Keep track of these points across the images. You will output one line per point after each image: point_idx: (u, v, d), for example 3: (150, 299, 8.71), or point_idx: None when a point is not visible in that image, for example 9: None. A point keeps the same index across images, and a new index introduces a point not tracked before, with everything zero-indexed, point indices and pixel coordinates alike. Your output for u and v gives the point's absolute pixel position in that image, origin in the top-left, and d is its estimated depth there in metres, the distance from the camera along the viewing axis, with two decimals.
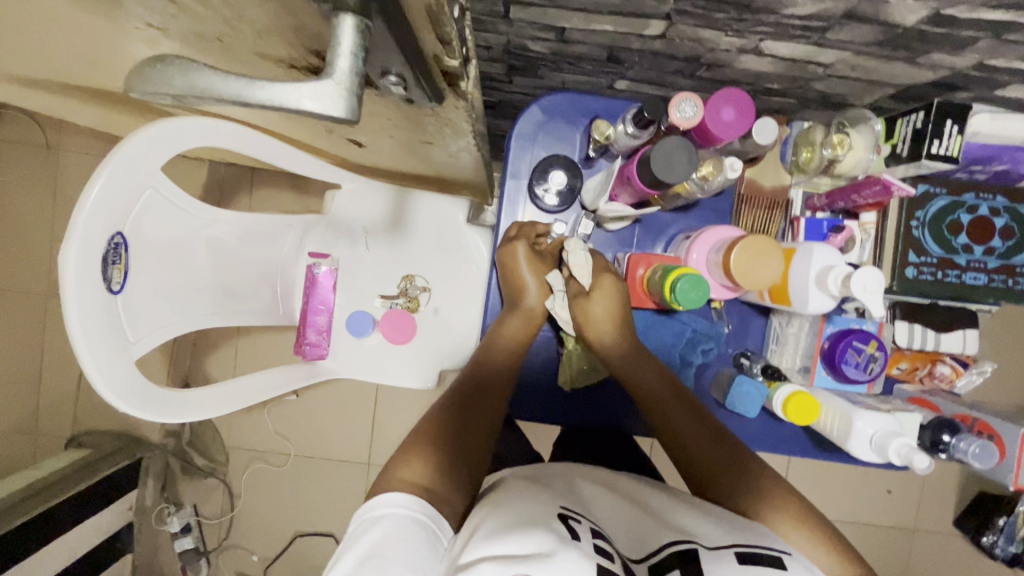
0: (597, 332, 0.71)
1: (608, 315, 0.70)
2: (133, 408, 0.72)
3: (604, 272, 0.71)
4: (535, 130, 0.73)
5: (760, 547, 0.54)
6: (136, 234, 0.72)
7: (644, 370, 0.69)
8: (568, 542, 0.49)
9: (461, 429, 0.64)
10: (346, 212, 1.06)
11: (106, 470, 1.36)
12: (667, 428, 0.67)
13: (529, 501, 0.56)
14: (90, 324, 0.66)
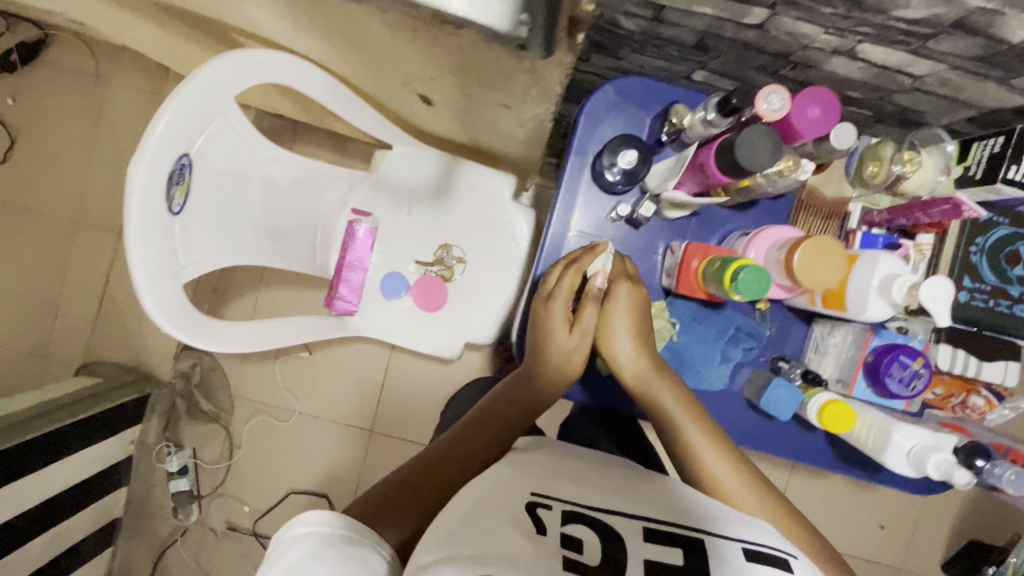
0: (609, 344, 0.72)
1: (620, 327, 0.71)
2: (176, 332, 0.72)
3: (621, 280, 0.71)
4: (606, 110, 0.74)
5: (766, 549, 0.57)
6: (200, 160, 0.73)
7: (654, 378, 0.71)
8: (533, 545, 0.53)
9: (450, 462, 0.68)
10: (392, 174, 1.06)
11: (115, 400, 1.36)
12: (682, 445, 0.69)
13: (497, 496, 0.59)
14: (147, 241, 0.67)
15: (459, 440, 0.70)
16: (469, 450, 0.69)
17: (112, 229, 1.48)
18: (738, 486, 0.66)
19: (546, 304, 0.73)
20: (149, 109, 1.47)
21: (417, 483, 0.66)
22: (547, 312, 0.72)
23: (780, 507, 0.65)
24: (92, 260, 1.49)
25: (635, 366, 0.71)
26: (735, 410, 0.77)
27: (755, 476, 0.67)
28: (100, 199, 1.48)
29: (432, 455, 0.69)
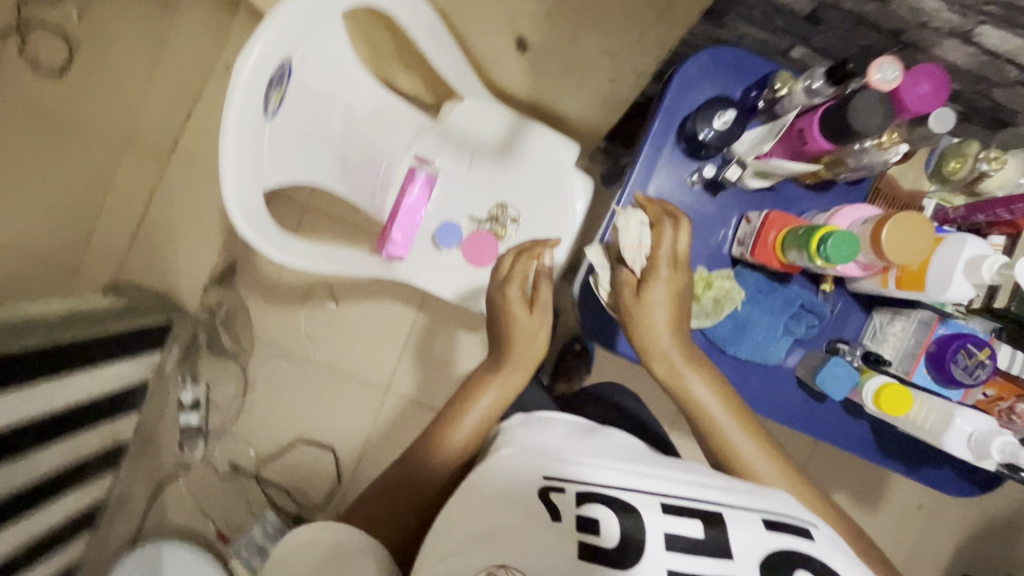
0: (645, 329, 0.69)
1: (659, 313, 0.68)
2: (252, 237, 0.73)
3: (659, 262, 0.68)
4: (700, 74, 0.75)
5: (789, 518, 0.56)
6: (296, 69, 0.73)
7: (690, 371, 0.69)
8: (546, 529, 0.50)
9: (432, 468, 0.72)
10: (460, 125, 1.07)
11: (143, 321, 1.38)
12: (717, 435, 0.68)
13: (511, 484, 0.55)
14: (241, 137, 0.67)
15: (437, 443, 0.73)
16: (451, 447, 0.73)
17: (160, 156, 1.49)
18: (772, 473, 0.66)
19: (505, 286, 0.85)
20: (213, 43, 1.49)
21: (406, 492, 0.70)
22: (507, 296, 0.84)
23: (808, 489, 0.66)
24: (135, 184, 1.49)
25: (667, 361, 0.69)
26: (786, 388, 0.78)
27: (785, 464, 0.67)
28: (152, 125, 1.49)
29: (413, 463, 0.72)
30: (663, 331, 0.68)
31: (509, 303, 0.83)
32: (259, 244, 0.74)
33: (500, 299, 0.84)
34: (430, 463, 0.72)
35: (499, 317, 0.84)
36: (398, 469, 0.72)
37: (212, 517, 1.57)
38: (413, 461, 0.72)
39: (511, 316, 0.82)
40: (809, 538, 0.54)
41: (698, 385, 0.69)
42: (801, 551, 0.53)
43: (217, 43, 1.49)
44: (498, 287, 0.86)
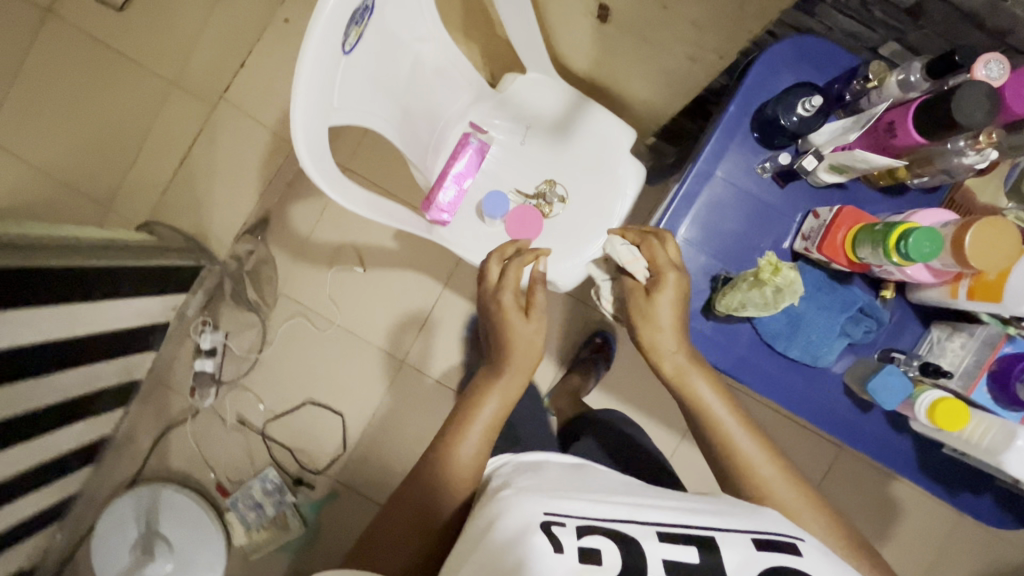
0: (653, 336, 0.70)
1: (665, 319, 0.69)
2: (313, 172, 0.72)
3: (666, 270, 0.70)
4: (782, 62, 0.73)
5: (776, 535, 0.55)
6: (377, 7, 0.72)
7: (695, 373, 0.70)
8: (551, 562, 0.49)
9: (448, 497, 0.70)
10: (518, 97, 1.06)
11: (175, 259, 1.37)
12: (728, 450, 0.67)
13: (505, 513, 0.54)
14: (317, 66, 0.66)
15: (448, 462, 0.71)
16: (463, 465, 0.71)
17: (208, 99, 1.48)
18: (789, 495, 0.63)
19: (500, 292, 0.82)
20: None
21: (426, 522, 0.68)
22: (501, 302, 0.82)
23: (834, 522, 0.62)
24: (180, 124, 1.49)
25: (676, 360, 0.69)
26: (830, 394, 0.76)
27: (808, 494, 0.63)
28: (203, 68, 1.48)
29: (427, 488, 0.70)
30: (671, 336, 0.69)
31: (504, 305, 0.81)
32: (320, 181, 0.73)
33: (495, 305, 0.82)
34: (447, 495, 0.70)
35: (495, 323, 0.82)
36: (413, 499, 0.69)
37: (213, 467, 1.56)
38: (427, 488, 0.70)
39: (506, 318, 0.81)
40: (798, 554, 0.52)
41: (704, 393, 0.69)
42: (788, 564, 0.51)
43: None
44: (491, 294, 0.84)
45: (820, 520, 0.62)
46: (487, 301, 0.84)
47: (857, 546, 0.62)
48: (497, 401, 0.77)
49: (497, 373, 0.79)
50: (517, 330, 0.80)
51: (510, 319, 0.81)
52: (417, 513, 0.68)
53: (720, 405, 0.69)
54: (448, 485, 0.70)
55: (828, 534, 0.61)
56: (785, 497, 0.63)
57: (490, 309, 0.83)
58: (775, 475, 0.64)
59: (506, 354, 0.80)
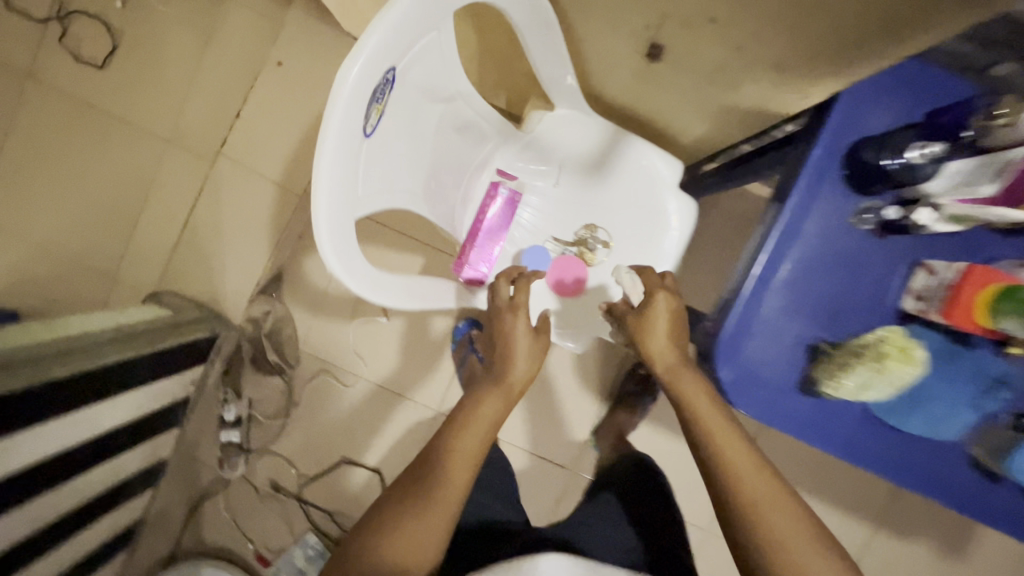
0: (645, 352, 0.70)
1: (659, 328, 0.70)
2: (343, 275, 0.62)
3: (658, 290, 0.72)
4: (873, 96, 0.63)
5: None
6: (402, 77, 0.62)
7: (692, 381, 0.67)
8: None
9: (431, 521, 0.65)
10: (548, 136, 0.94)
11: (190, 335, 1.28)
12: (718, 452, 0.63)
13: None
14: (339, 161, 0.57)
15: (438, 479, 0.67)
16: (451, 489, 0.67)
17: (206, 154, 1.39)
18: (783, 525, 0.58)
19: (512, 315, 0.81)
20: (264, 33, 1.36)
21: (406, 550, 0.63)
22: (511, 321, 0.81)
23: (816, 532, 0.58)
24: (180, 183, 1.39)
25: (665, 363, 0.68)
26: (953, 469, 0.66)
27: (801, 522, 0.58)
28: (198, 121, 1.38)
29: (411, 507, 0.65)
30: (663, 349, 0.69)
31: (512, 322, 0.80)
32: (350, 283, 0.64)
33: (503, 325, 0.81)
34: (428, 517, 0.65)
35: (500, 338, 0.80)
36: (391, 514, 0.65)
37: (250, 537, 1.49)
38: (411, 508, 0.65)
39: (510, 338, 0.79)
40: None
41: (693, 392, 0.66)
42: None
43: (269, 33, 1.36)
44: (504, 313, 0.82)
45: (813, 554, 0.57)
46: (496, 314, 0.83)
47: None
48: (491, 417, 0.73)
49: (492, 386, 0.76)
50: (522, 344, 0.79)
51: (515, 346, 0.78)
52: (396, 532, 0.64)
53: (717, 423, 0.64)
54: (433, 505, 0.66)
55: (818, 569, 0.56)
56: (777, 529, 0.58)
57: (494, 327, 0.82)
58: (767, 503, 0.59)
59: (505, 367, 0.77)
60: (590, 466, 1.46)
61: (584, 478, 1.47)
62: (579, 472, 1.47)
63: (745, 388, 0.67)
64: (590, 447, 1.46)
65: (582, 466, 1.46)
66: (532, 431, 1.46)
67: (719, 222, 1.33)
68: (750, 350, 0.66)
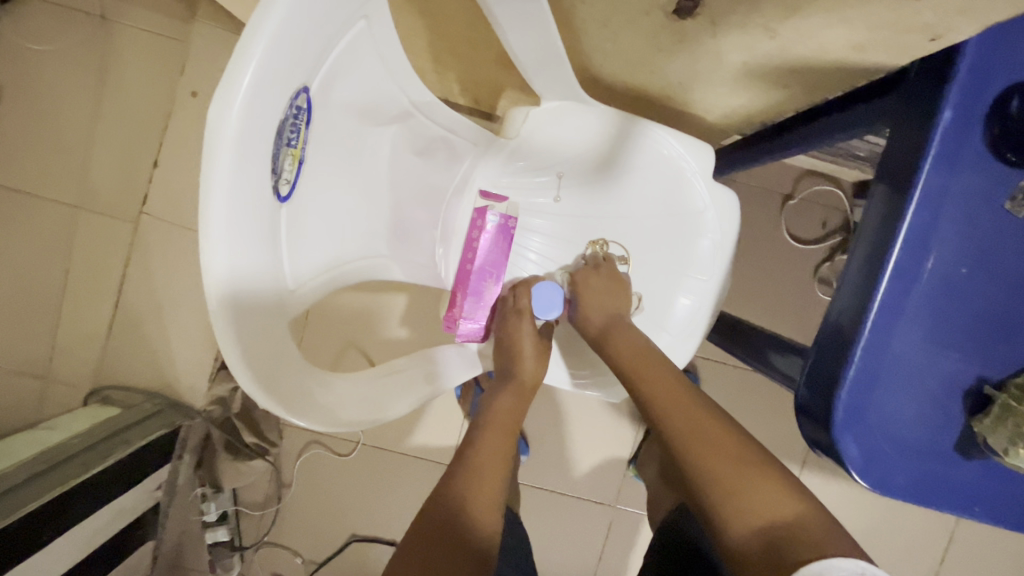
0: (583, 318, 0.72)
1: (597, 294, 0.71)
2: (278, 410, 0.43)
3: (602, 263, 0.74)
4: (1009, 38, 0.44)
5: None
6: (323, 100, 0.42)
7: (629, 335, 0.68)
8: None
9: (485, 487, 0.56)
10: (537, 137, 0.72)
11: (140, 441, 1.03)
12: (660, 403, 0.60)
13: None
14: (239, 246, 0.37)
15: (478, 458, 0.59)
16: (491, 480, 0.57)
17: (128, 215, 1.16)
18: (725, 465, 0.53)
19: (518, 320, 0.71)
20: (170, 62, 1.14)
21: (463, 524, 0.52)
22: (517, 328, 0.70)
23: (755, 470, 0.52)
24: (102, 253, 1.16)
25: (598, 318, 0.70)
26: None
27: (751, 459, 0.53)
28: (111, 180, 1.16)
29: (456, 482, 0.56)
30: (602, 314, 0.71)
31: (519, 327, 0.70)
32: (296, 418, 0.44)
33: (510, 327, 0.71)
34: (481, 492, 0.56)
35: (506, 346, 0.70)
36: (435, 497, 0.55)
37: None
38: (461, 480, 0.56)
39: (517, 341, 0.69)
40: None
41: (624, 349, 0.67)
42: None
43: (176, 61, 1.14)
44: (508, 317, 0.71)
45: (762, 490, 0.50)
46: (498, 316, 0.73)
47: (798, 528, 0.47)
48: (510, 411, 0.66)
49: (503, 382, 0.69)
50: (530, 344, 0.70)
51: (524, 348, 0.70)
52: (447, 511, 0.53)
53: (666, 383, 0.62)
54: (481, 478, 0.57)
55: (759, 506, 0.49)
56: (717, 469, 0.53)
57: (501, 335, 0.71)
58: (702, 440, 0.55)
59: (513, 365, 0.69)
60: (636, 499, 1.26)
61: (630, 513, 1.27)
62: (624, 507, 1.26)
63: (884, 465, 0.47)
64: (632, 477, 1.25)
65: (626, 500, 1.26)
66: (563, 473, 1.25)
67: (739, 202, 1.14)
68: (884, 412, 0.47)
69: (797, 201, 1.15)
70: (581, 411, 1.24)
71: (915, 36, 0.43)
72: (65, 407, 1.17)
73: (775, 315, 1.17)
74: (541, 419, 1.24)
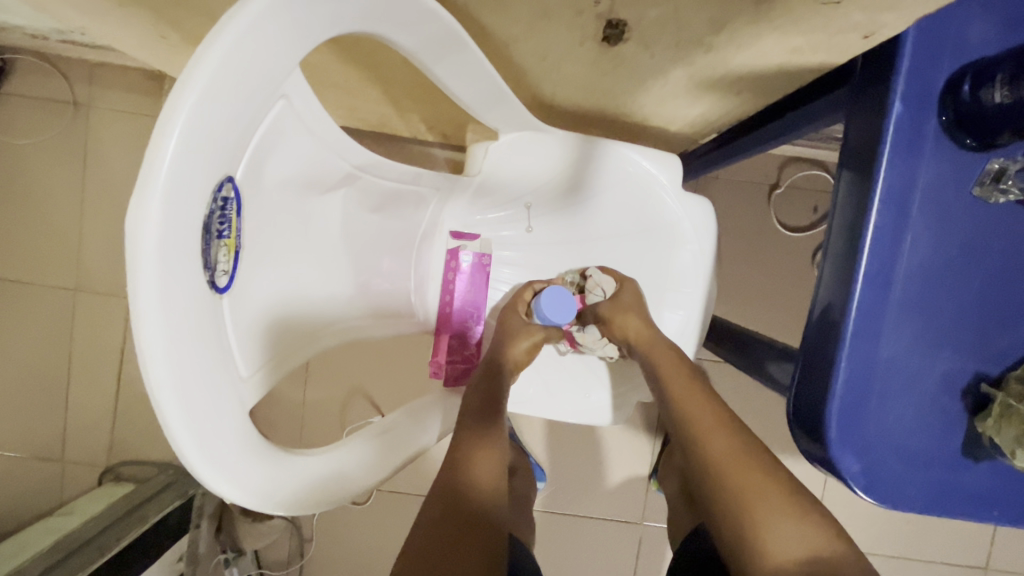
0: (624, 327, 0.68)
1: (636, 309, 0.69)
2: (211, 477, 0.40)
3: (625, 280, 0.72)
4: (949, 21, 0.42)
5: None
6: (252, 184, 0.42)
7: (663, 354, 0.64)
8: None
9: (479, 456, 0.53)
10: (498, 170, 0.71)
11: (155, 515, 1.03)
12: (690, 421, 0.56)
13: None
14: (182, 350, 0.36)
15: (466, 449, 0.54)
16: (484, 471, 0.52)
17: (121, 291, 1.18)
18: (766, 484, 0.49)
19: (511, 310, 0.71)
20: (146, 137, 1.17)
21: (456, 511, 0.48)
22: (508, 314, 0.71)
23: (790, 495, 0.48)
24: (100, 334, 1.18)
25: (642, 322, 0.68)
26: None
27: (791, 485, 0.49)
28: (101, 260, 1.18)
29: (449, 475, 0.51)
30: (640, 330, 0.67)
31: (511, 314, 0.70)
32: (225, 487, 0.41)
33: (506, 313, 0.71)
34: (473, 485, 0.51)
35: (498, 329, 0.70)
36: (438, 476, 0.52)
37: None
38: (454, 458, 0.53)
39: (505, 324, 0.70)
40: None
41: (664, 362, 0.63)
42: None
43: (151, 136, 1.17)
44: (506, 308, 0.72)
45: (800, 523, 0.46)
46: (502, 312, 0.72)
47: (835, 566, 0.43)
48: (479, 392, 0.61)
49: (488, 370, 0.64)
50: (518, 325, 0.69)
51: (512, 326, 0.69)
52: (447, 494, 0.50)
53: (701, 401, 0.57)
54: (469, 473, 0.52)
55: (799, 535, 0.45)
56: (751, 491, 0.48)
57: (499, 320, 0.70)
58: (742, 462, 0.50)
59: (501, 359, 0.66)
60: (662, 512, 1.23)
61: (658, 527, 1.23)
62: (652, 522, 1.23)
63: (886, 479, 0.45)
64: (655, 491, 1.22)
65: (652, 516, 1.23)
66: (585, 495, 1.22)
67: (723, 200, 1.12)
68: (877, 422, 0.44)
69: (784, 190, 1.12)
70: (594, 430, 1.22)
71: (848, 36, 0.42)
72: (82, 488, 1.18)
73: (780, 308, 1.14)
74: (556, 443, 1.21)
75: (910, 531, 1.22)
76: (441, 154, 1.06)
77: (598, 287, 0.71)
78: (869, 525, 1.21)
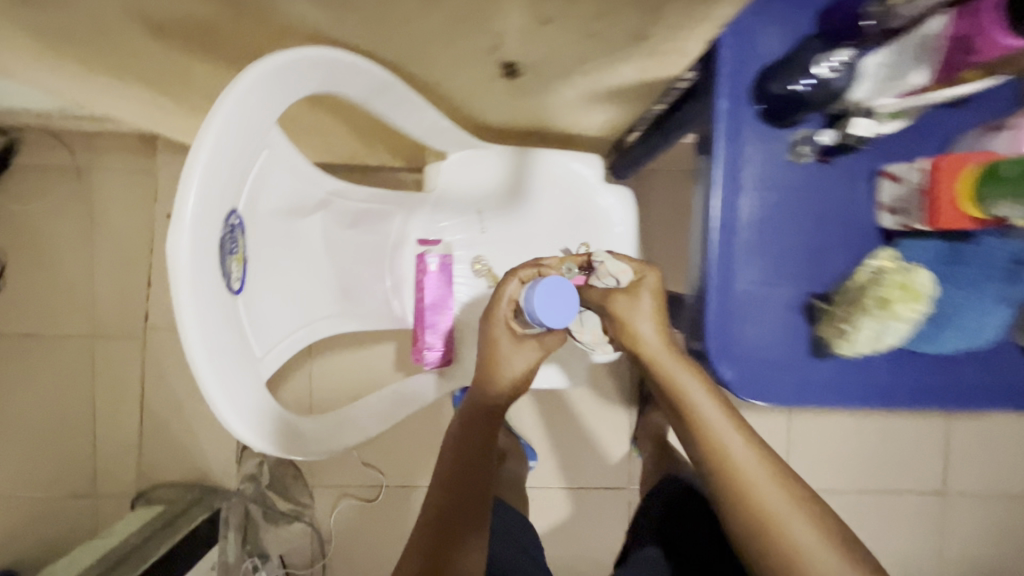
0: (641, 342, 0.59)
1: (650, 316, 0.60)
2: (242, 432, 0.53)
3: (648, 272, 0.63)
4: (752, 32, 0.56)
5: None
6: (250, 213, 0.56)
7: (693, 379, 0.56)
8: None
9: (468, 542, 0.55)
10: (451, 185, 0.86)
11: (186, 527, 1.14)
12: (723, 456, 0.52)
13: None
14: (212, 338, 0.49)
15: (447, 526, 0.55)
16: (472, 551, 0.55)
17: (135, 332, 1.31)
18: (801, 534, 0.49)
19: (493, 317, 0.68)
20: (144, 193, 1.30)
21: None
22: (491, 327, 0.68)
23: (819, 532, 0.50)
24: (119, 373, 1.30)
25: (660, 333, 0.59)
26: None
27: (821, 519, 0.50)
28: (114, 306, 1.30)
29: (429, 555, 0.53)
30: (657, 345, 0.58)
31: (494, 328, 0.68)
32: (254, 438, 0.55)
33: (485, 330, 0.68)
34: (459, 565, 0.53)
35: (482, 346, 0.68)
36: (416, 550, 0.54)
37: None
38: (444, 541, 0.54)
39: (493, 349, 0.67)
40: None
41: (690, 383, 0.56)
42: None
43: (149, 191, 1.31)
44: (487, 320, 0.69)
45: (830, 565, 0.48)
46: (483, 322, 0.69)
47: None
48: (466, 442, 0.61)
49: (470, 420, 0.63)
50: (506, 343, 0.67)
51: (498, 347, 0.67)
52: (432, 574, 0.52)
53: (735, 435, 0.53)
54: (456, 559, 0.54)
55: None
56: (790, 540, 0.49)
57: (482, 334, 0.68)
58: (780, 508, 0.50)
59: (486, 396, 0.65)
60: None
61: None
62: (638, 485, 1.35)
63: (760, 380, 0.58)
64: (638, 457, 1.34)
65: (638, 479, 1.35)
66: (574, 468, 1.35)
67: (660, 189, 1.27)
68: (746, 339, 0.58)
69: None
70: (575, 408, 1.34)
71: (674, 55, 0.57)
72: (117, 516, 1.29)
73: None
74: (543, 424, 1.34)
75: (868, 464, 1.35)
76: (408, 177, 1.20)
77: (610, 275, 0.66)
78: (831, 462, 1.34)
